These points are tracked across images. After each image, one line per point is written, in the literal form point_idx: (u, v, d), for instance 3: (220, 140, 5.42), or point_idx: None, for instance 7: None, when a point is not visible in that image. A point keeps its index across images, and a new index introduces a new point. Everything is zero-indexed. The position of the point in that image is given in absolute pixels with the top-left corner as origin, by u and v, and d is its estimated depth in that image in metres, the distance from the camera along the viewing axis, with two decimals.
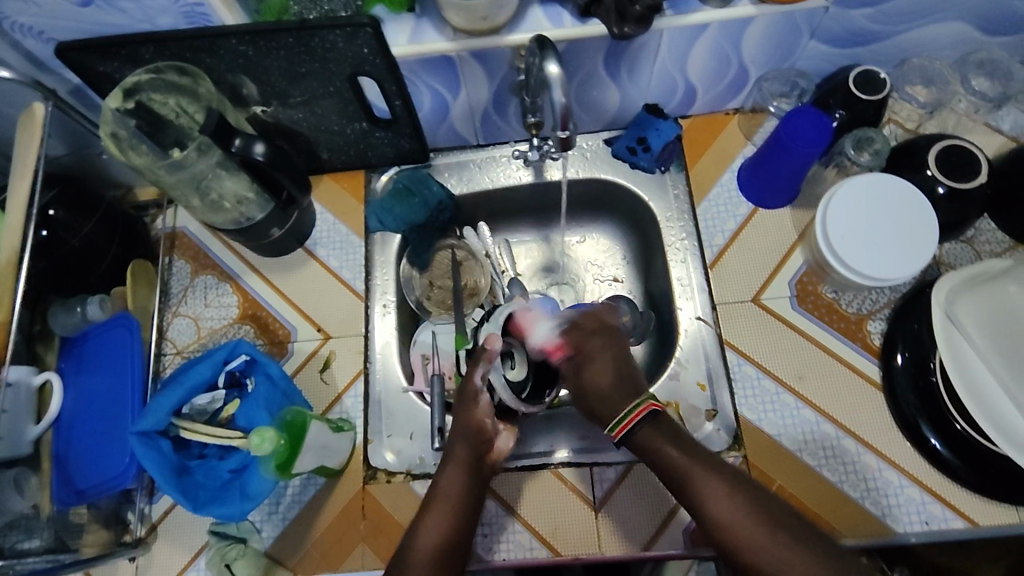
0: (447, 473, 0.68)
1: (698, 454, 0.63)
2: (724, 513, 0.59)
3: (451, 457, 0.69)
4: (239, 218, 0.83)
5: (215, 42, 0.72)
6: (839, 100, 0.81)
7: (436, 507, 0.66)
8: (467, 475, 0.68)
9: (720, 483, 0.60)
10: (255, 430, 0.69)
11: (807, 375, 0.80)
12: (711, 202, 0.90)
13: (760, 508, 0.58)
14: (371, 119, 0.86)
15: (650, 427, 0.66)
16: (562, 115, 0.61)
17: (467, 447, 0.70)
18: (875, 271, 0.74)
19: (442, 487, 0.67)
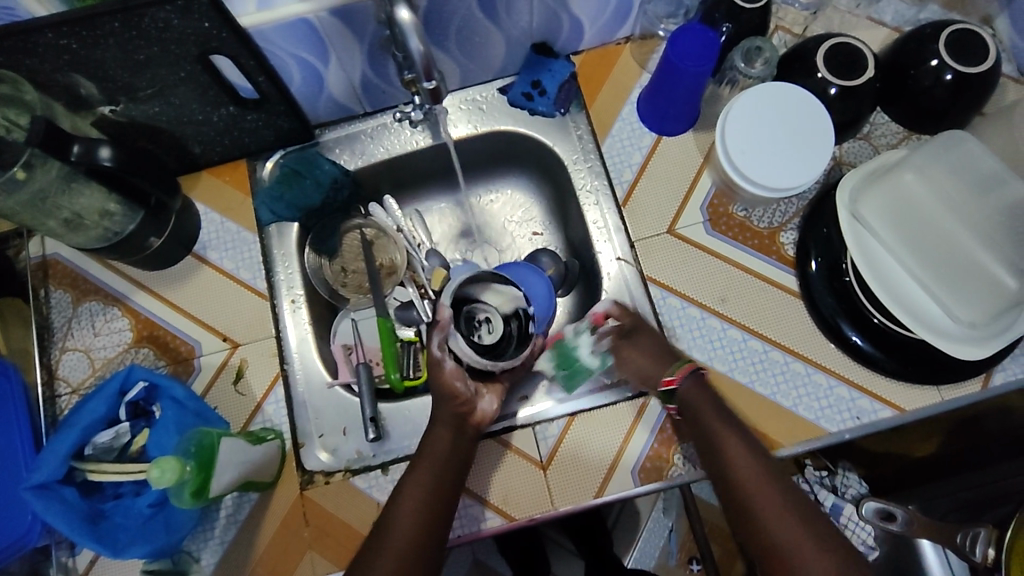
0: (435, 433, 0.72)
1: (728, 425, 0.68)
2: (742, 470, 0.65)
3: (438, 417, 0.73)
4: (106, 233, 0.75)
5: (27, 38, 0.62)
6: (724, 13, 0.78)
7: (423, 461, 0.70)
8: (454, 435, 0.72)
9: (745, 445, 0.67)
10: (153, 463, 0.64)
11: (731, 298, 0.79)
12: (614, 137, 0.87)
13: (775, 473, 0.65)
14: (237, 100, 0.78)
15: (695, 382, 0.71)
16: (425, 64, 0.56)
17: (449, 403, 0.73)
18: (780, 184, 0.73)
19: (430, 446, 0.71)
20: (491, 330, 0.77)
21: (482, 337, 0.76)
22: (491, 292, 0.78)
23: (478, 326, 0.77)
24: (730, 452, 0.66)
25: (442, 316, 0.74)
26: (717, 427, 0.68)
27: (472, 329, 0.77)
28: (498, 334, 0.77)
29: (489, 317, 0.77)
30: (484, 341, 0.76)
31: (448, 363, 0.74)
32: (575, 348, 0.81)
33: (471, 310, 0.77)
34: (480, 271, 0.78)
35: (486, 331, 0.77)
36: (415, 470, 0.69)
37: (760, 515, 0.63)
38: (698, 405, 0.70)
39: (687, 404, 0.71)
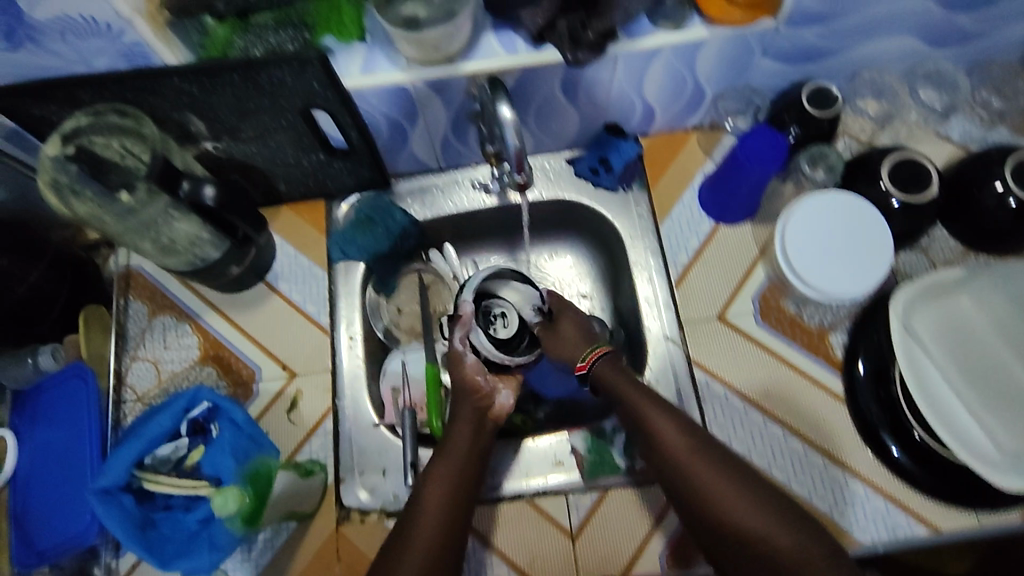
0: (455, 433, 0.75)
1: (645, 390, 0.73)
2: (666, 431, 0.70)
3: (460, 419, 0.76)
4: (194, 259, 0.80)
5: (155, 82, 0.67)
6: (793, 117, 0.82)
7: (443, 457, 0.72)
8: (474, 436, 0.75)
9: (678, 423, 0.70)
10: (217, 490, 0.70)
11: (773, 392, 0.81)
12: (673, 220, 0.90)
13: (711, 446, 0.68)
14: (327, 149, 0.84)
15: (607, 365, 0.77)
16: (517, 157, 0.58)
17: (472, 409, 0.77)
18: (858, 281, 0.75)
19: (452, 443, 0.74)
20: (506, 326, 0.84)
21: (498, 332, 0.83)
22: (511, 291, 0.86)
23: (494, 321, 0.84)
24: (662, 432, 0.70)
25: (465, 312, 0.81)
26: (648, 411, 0.71)
27: (490, 324, 0.83)
28: (513, 330, 0.84)
29: (506, 313, 0.84)
30: (501, 336, 0.83)
31: (469, 357, 0.81)
32: (609, 441, 0.82)
33: (490, 306, 0.84)
34: (500, 268, 0.86)
35: (501, 326, 0.84)
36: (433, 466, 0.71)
37: (701, 486, 0.66)
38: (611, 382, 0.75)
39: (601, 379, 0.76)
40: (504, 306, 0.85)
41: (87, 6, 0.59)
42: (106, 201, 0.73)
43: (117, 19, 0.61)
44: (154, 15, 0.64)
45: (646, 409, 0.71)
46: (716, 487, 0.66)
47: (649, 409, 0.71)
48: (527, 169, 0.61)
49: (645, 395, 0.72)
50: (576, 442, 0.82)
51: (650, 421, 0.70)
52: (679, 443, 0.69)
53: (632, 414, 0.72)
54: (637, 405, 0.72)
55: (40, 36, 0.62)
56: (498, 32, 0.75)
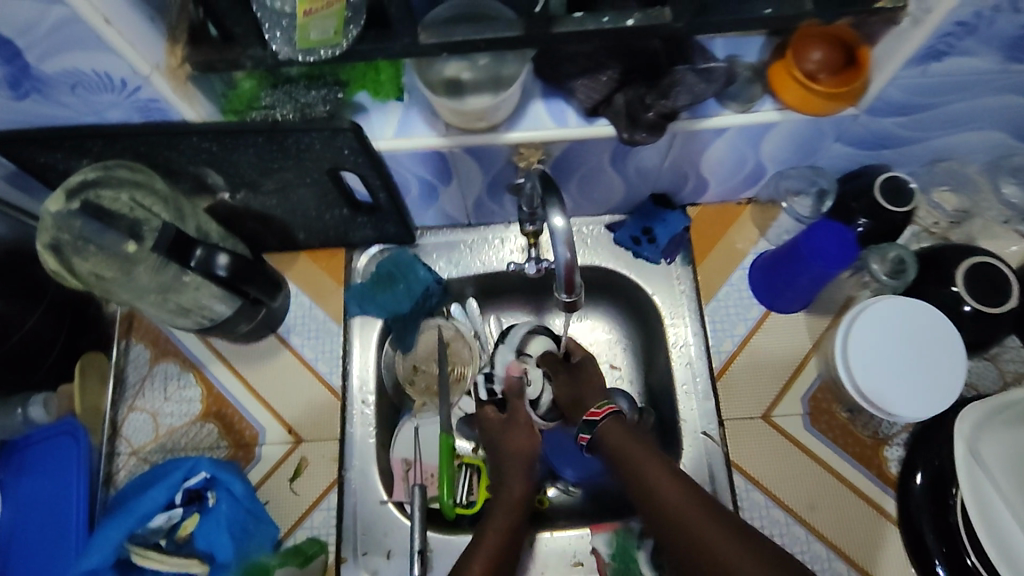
0: (511, 481, 0.76)
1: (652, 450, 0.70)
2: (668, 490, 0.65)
3: (512, 463, 0.77)
4: (203, 319, 0.75)
5: (173, 138, 0.62)
6: (862, 206, 0.76)
7: (501, 507, 0.73)
8: (526, 483, 0.76)
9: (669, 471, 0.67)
10: None
11: (818, 504, 0.75)
12: (720, 302, 0.83)
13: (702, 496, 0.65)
14: (352, 205, 0.78)
15: (615, 424, 0.74)
16: (568, 277, 0.55)
17: (522, 454, 0.78)
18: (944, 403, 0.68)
19: (507, 490, 0.75)
20: (533, 385, 0.81)
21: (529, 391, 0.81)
22: (536, 345, 0.84)
23: (523, 380, 0.81)
24: (656, 479, 0.67)
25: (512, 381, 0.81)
26: (641, 460, 0.69)
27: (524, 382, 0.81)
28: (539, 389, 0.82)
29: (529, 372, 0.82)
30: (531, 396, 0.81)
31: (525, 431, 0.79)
32: (634, 544, 0.76)
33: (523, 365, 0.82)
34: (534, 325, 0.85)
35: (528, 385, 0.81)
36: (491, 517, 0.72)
37: (702, 544, 0.60)
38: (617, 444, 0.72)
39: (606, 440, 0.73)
40: (527, 359, 0.82)
41: (102, 62, 0.54)
42: (111, 255, 0.67)
43: (133, 76, 0.56)
44: (175, 71, 0.58)
45: (638, 455, 0.69)
46: (719, 544, 0.60)
47: (642, 458, 0.69)
48: (576, 288, 0.57)
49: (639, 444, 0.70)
50: (599, 543, 0.76)
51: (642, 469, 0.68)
52: (671, 493, 0.65)
53: (626, 464, 0.70)
54: (633, 454, 0.70)
55: (49, 87, 0.57)
56: (547, 99, 0.69)
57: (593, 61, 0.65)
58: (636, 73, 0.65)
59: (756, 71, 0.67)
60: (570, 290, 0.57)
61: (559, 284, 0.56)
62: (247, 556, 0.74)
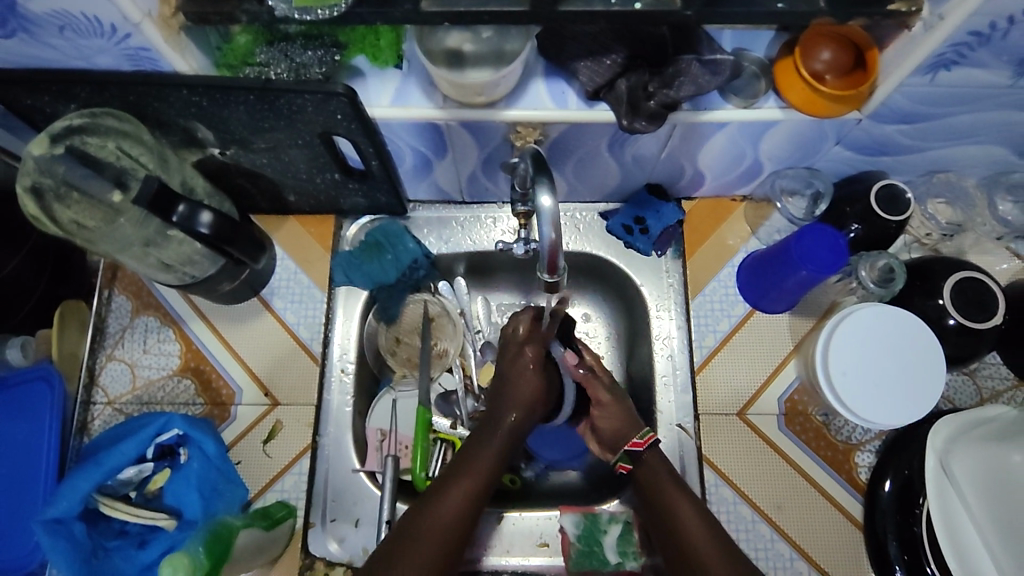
0: (451, 490, 0.66)
1: (689, 496, 0.67)
2: (699, 534, 0.63)
3: (471, 467, 0.68)
4: (184, 276, 0.75)
5: (163, 90, 0.61)
6: (856, 211, 0.76)
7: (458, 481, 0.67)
8: (470, 499, 0.66)
9: (705, 521, 0.64)
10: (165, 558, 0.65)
11: (785, 504, 0.76)
12: (706, 297, 0.83)
13: (730, 549, 0.62)
14: (344, 170, 0.76)
15: (658, 460, 0.70)
16: (551, 254, 0.54)
17: (486, 464, 0.69)
18: (907, 416, 0.68)
19: (472, 467, 0.68)
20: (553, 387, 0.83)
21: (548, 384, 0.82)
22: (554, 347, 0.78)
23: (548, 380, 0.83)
24: (688, 525, 0.64)
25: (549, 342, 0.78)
26: (678, 509, 0.65)
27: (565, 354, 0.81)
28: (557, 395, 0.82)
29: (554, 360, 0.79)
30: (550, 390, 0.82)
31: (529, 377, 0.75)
32: (602, 528, 0.76)
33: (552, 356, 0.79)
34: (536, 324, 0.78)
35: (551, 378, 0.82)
36: (422, 522, 0.63)
37: None
38: (654, 479, 0.68)
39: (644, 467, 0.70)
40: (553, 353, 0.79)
41: (90, 5, 0.52)
42: (94, 203, 0.66)
43: (123, 23, 0.54)
44: (167, 20, 0.56)
45: (674, 500, 0.66)
46: None
47: (680, 503, 0.66)
48: (559, 271, 0.55)
49: (679, 490, 0.67)
50: (567, 524, 0.76)
51: (679, 520, 0.65)
52: (698, 535, 0.63)
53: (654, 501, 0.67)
54: (664, 491, 0.67)
55: (36, 28, 0.56)
56: (549, 79, 0.67)
57: (598, 43, 0.63)
58: (642, 58, 0.63)
59: (764, 66, 0.66)
60: (553, 272, 0.56)
61: (542, 264, 0.55)
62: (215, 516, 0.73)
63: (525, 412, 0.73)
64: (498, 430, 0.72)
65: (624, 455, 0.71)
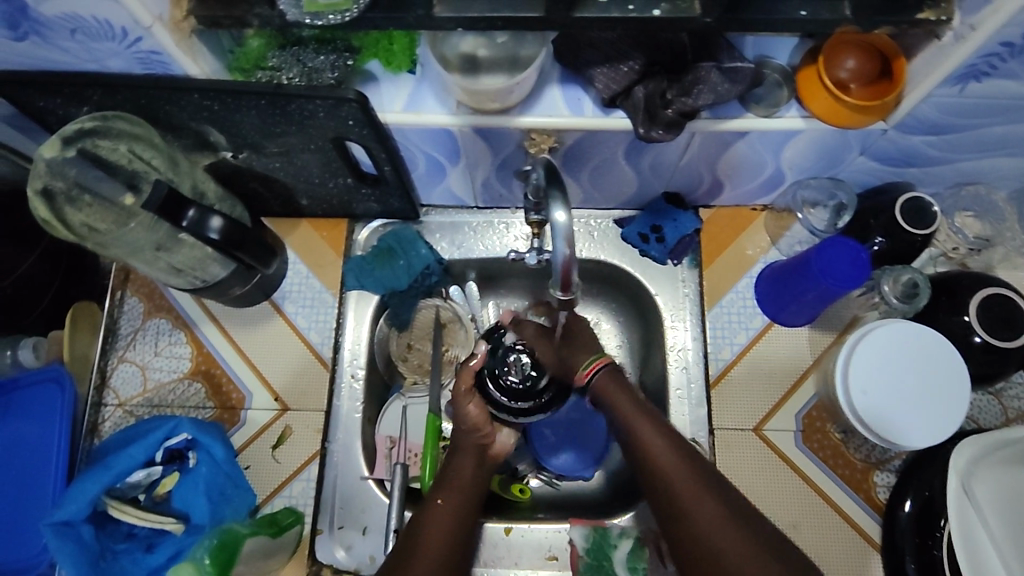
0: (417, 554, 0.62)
1: (649, 415, 0.67)
2: (661, 453, 0.64)
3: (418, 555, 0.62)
4: (195, 279, 0.75)
5: (175, 93, 0.61)
6: (880, 223, 0.74)
7: (423, 542, 0.64)
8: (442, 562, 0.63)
9: (667, 442, 0.65)
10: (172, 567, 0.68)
11: (801, 524, 0.74)
12: (723, 308, 0.81)
13: (700, 468, 0.63)
14: (356, 176, 0.76)
15: (611, 381, 0.70)
16: (564, 273, 0.52)
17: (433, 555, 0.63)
18: (929, 437, 0.66)
19: (433, 519, 0.65)
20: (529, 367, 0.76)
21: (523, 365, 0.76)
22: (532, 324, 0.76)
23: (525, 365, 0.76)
24: (650, 446, 0.65)
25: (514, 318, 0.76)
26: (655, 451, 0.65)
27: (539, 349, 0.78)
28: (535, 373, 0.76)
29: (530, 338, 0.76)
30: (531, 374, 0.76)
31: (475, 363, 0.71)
32: (612, 543, 0.75)
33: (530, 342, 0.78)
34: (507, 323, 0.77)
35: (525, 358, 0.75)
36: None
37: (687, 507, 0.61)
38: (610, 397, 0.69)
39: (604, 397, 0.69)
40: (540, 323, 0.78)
41: (101, 9, 0.52)
42: (107, 206, 0.67)
43: (134, 26, 0.53)
44: (179, 24, 0.56)
45: (634, 420, 0.66)
46: (721, 535, 0.58)
47: (651, 438, 0.65)
48: (573, 288, 0.53)
49: (644, 417, 0.67)
50: (576, 536, 0.75)
51: (653, 455, 0.64)
52: (660, 452, 0.64)
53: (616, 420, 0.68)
54: (622, 409, 0.68)
55: (48, 30, 0.55)
56: (564, 85, 0.66)
57: (616, 49, 0.62)
58: (659, 65, 0.62)
59: (785, 74, 0.65)
60: (567, 290, 0.54)
61: (555, 282, 0.53)
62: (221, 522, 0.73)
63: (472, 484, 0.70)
64: (436, 511, 0.66)
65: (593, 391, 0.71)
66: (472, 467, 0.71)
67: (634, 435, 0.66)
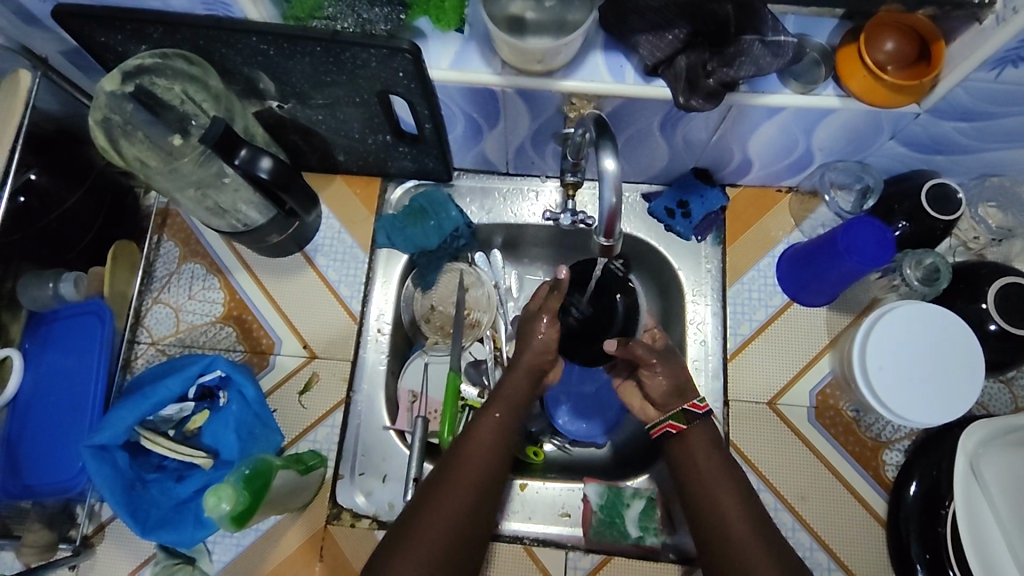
0: (458, 470, 0.66)
1: (733, 479, 0.67)
2: (732, 508, 0.65)
3: (461, 468, 0.66)
4: (236, 223, 0.77)
5: (233, 36, 0.63)
6: (905, 209, 0.75)
7: (467, 453, 0.67)
8: (482, 474, 0.66)
9: (742, 504, 0.65)
10: (211, 489, 0.66)
11: (809, 496, 0.76)
12: (744, 285, 0.83)
13: (766, 528, 0.64)
14: (396, 133, 0.78)
15: (703, 437, 0.70)
16: (610, 216, 0.53)
17: (477, 465, 0.66)
18: (941, 415, 0.68)
19: (477, 434, 0.69)
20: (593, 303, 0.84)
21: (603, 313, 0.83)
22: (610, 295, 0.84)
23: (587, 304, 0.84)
24: (723, 504, 0.65)
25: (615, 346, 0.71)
26: (723, 501, 0.65)
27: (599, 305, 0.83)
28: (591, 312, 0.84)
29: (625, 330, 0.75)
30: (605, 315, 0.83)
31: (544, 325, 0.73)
32: (625, 502, 0.77)
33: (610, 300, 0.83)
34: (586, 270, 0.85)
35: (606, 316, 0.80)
36: (416, 525, 0.62)
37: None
38: (695, 447, 0.69)
39: (688, 445, 0.70)
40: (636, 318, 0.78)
41: None
42: (157, 147, 0.69)
43: None
44: None
45: (715, 479, 0.67)
46: None
47: (726, 499, 0.65)
48: (615, 233, 0.56)
49: (724, 478, 0.67)
50: (590, 493, 0.77)
51: (725, 514, 0.64)
52: (732, 512, 0.64)
53: (690, 476, 0.68)
54: (704, 468, 0.68)
55: None
56: (608, 51, 0.68)
57: (662, 17, 0.62)
58: (702, 37, 0.63)
59: (824, 53, 0.66)
60: (609, 235, 0.56)
61: (599, 228, 0.55)
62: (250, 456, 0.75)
63: (522, 388, 0.72)
64: (491, 416, 0.70)
65: (678, 414, 0.70)
66: (527, 384, 0.73)
67: (705, 478, 0.67)
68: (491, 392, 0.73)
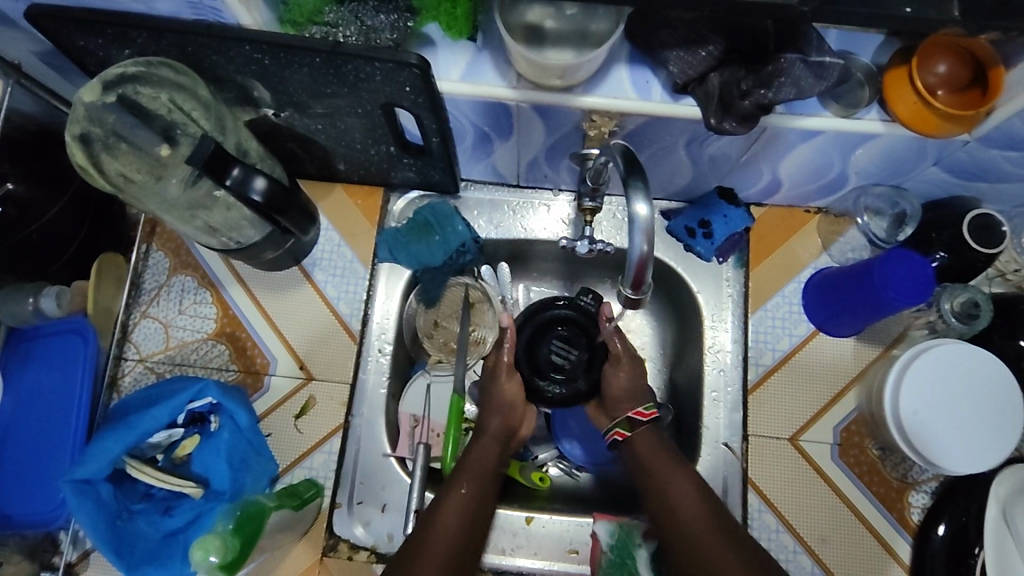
0: (428, 547, 0.60)
1: (687, 472, 0.67)
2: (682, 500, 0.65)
3: (430, 545, 0.60)
4: (228, 241, 0.73)
5: (224, 43, 0.57)
6: (944, 238, 0.71)
7: (436, 531, 0.62)
8: (453, 552, 0.61)
9: (697, 494, 0.65)
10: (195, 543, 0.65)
11: (829, 538, 0.73)
12: (767, 312, 0.79)
13: (722, 517, 0.64)
14: (400, 144, 0.73)
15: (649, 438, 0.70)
16: (637, 264, 0.52)
17: (447, 542, 0.61)
18: (975, 464, 0.64)
19: (445, 512, 0.64)
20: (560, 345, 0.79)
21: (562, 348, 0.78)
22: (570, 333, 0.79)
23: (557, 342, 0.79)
24: (679, 499, 0.65)
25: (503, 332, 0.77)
26: (677, 495, 0.66)
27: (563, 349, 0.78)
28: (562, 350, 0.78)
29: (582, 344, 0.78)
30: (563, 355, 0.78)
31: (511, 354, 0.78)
32: None
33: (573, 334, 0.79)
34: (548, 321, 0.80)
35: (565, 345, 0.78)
36: None
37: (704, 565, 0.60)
38: (649, 453, 0.69)
39: (638, 453, 0.70)
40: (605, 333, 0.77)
41: None
42: (142, 156, 0.63)
43: None
44: None
45: (670, 478, 0.67)
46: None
47: (680, 493, 0.65)
48: (644, 287, 0.55)
49: (679, 471, 0.67)
50: (600, 530, 0.73)
51: (677, 509, 0.65)
52: (684, 504, 0.65)
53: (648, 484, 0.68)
54: (659, 467, 0.68)
55: None
56: (633, 66, 0.62)
57: (695, 32, 0.58)
58: (737, 53, 0.59)
59: (870, 74, 0.60)
60: (639, 290, 0.55)
61: (627, 280, 0.54)
62: (240, 489, 0.71)
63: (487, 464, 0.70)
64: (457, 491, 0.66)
65: (623, 421, 0.72)
66: (496, 450, 0.72)
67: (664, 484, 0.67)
68: (455, 467, 0.69)
